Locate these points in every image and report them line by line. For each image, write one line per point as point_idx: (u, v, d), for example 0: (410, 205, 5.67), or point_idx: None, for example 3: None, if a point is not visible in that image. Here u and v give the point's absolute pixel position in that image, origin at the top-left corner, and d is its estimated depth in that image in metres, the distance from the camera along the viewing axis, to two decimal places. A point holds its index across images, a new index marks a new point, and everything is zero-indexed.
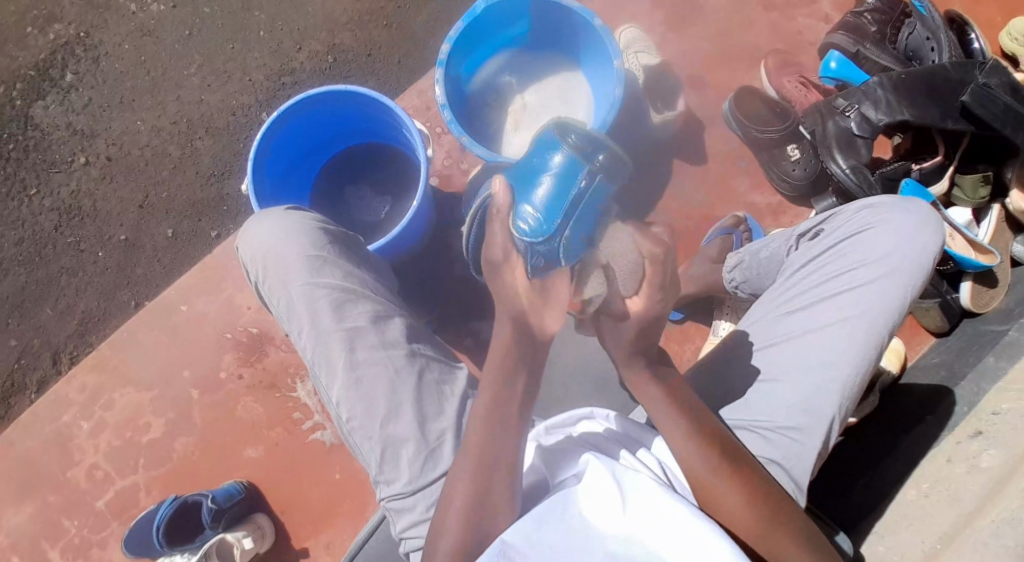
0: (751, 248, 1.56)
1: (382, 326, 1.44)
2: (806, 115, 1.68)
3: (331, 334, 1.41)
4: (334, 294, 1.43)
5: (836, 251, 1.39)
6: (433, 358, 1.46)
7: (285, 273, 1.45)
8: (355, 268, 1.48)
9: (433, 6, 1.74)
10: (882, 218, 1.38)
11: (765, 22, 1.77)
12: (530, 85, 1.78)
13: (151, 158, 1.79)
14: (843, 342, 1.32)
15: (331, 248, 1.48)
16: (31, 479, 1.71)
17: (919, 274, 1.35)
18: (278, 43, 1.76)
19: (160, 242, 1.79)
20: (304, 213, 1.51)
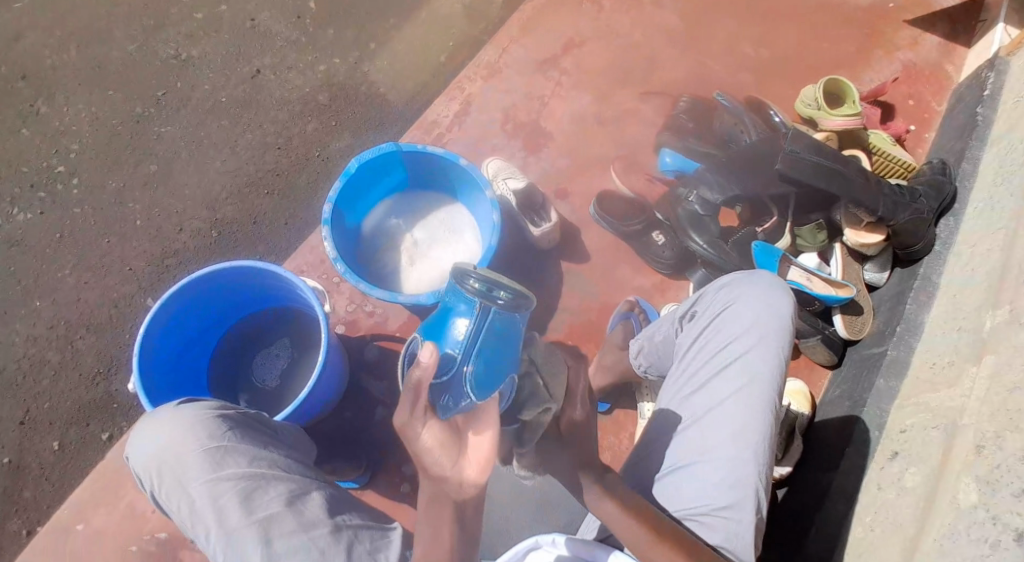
0: (646, 333, 1.64)
1: (300, 508, 1.38)
2: (659, 205, 1.91)
3: (243, 530, 1.34)
4: (240, 485, 1.37)
5: (709, 334, 1.48)
6: (358, 527, 1.42)
7: (185, 473, 1.37)
8: (261, 451, 1.42)
9: (308, 169, 1.82)
10: (735, 293, 1.48)
11: (608, 135, 1.98)
12: (416, 222, 1.87)
13: (30, 369, 1.69)
14: (740, 415, 1.41)
15: (230, 436, 1.41)
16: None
17: (782, 337, 1.45)
18: (157, 229, 1.77)
19: (47, 457, 1.64)
20: (200, 404, 1.43)
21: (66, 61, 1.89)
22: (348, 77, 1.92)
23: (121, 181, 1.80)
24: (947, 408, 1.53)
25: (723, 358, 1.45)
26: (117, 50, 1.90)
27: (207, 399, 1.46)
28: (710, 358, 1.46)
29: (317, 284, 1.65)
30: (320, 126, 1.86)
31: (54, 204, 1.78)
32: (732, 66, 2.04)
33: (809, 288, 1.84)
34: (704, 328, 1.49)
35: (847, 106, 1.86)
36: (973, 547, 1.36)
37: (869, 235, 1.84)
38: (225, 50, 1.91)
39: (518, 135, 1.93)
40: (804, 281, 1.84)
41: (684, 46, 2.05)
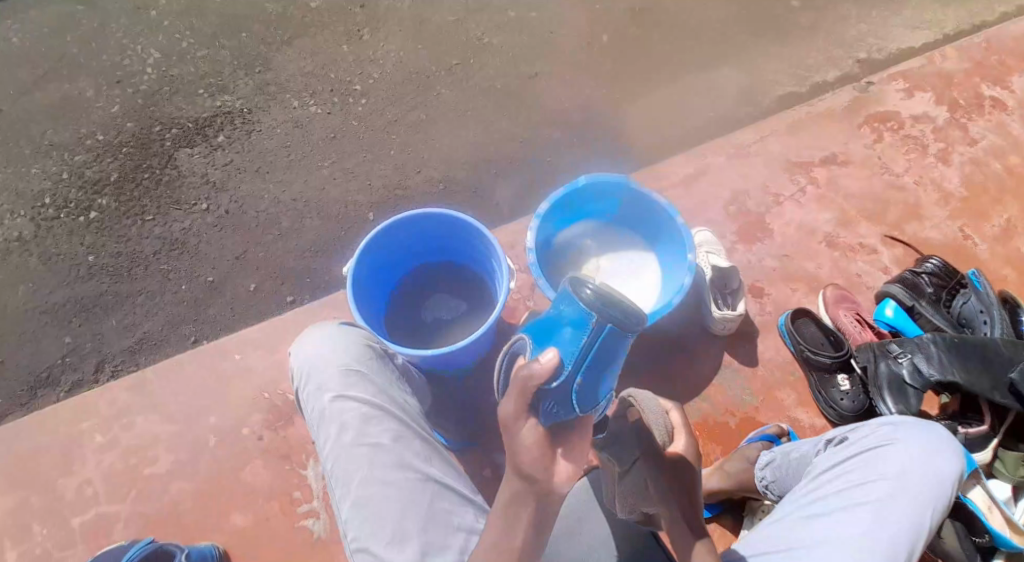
0: (782, 448, 1.65)
1: (403, 448, 1.51)
2: (860, 351, 1.83)
3: (354, 448, 1.50)
4: (363, 410, 1.52)
5: (859, 462, 1.49)
6: (444, 488, 1.51)
7: (323, 385, 1.55)
8: (387, 389, 1.58)
9: (540, 169, 2.00)
10: (902, 436, 1.49)
11: (827, 257, 1.96)
12: (606, 254, 1.97)
13: (262, 223, 1.92)
14: (865, 548, 1.39)
15: (367, 367, 1.58)
16: (25, 476, 1.69)
17: (942, 493, 1.45)
18: (402, 163, 1.99)
19: (240, 294, 1.86)
20: (354, 332, 1.63)
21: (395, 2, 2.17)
22: (606, 106, 2.08)
23: (395, 115, 2.04)
24: None
25: (866, 490, 1.45)
26: (436, 14, 2.16)
27: (361, 330, 1.66)
28: (851, 485, 1.46)
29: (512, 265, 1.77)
30: (571, 142, 2.03)
31: (340, 111, 2.04)
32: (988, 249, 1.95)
33: (984, 517, 1.55)
34: (855, 454, 1.50)
35: None
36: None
37: None
38: (519, 45, 2.13)
39: (741, 221, 1.97)
40: (986, 509, 1.55)
41: (947, 210, 1.98)
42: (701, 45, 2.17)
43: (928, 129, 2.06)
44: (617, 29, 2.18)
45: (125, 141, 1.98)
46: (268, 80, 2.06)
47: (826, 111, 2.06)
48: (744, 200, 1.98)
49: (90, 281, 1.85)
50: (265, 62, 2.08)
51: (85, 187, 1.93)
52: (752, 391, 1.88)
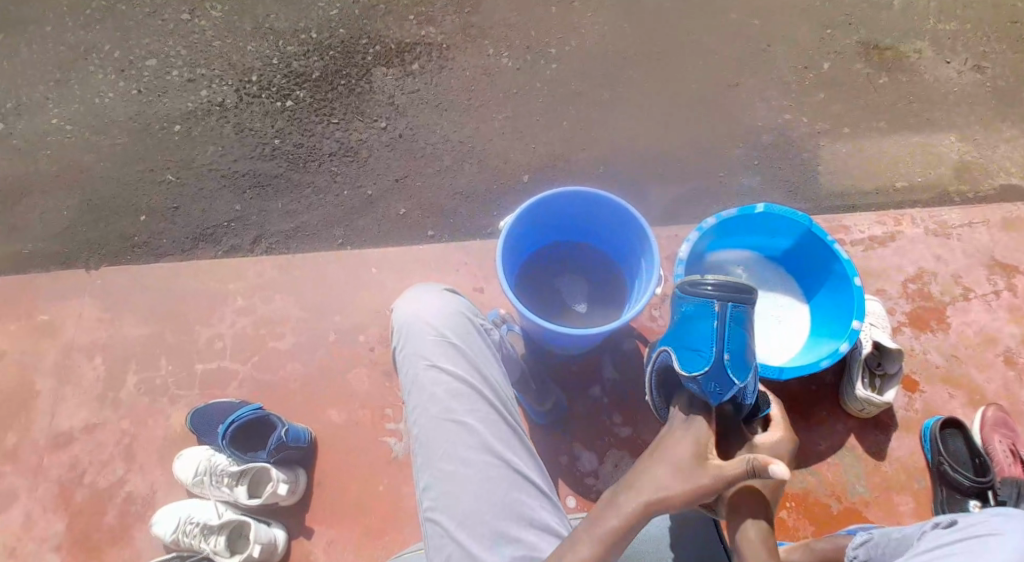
0: (879, 530, 1.47)
1: (488, 432, 1.44)
2: (1004, 485, 1.67)
3: (439, 423, 1.44)
4: (452, 386, 1.46)
5: (964, 551, 1.33)
6: (526, 477, 1.44)
7: (419, 349, 1.49)
8: (481, 364, 1.49)
9: (721, 185, 1.93)
10: (1012, 526, 1.33)
11: (999, 373, 1.78)
12: (756, 288, 1.88)
13: (427, 155, 1.99)
14: None
15: (464, 338, 1.50)
16: (168, 313, 1.84)
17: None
18: (571, 136, 1.98)
19: (391, 216, 1.94)
20: (456, 298, 1.54)
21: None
22: (808, 141, 1.97)
23: (580, 89, 2.02)
24: None
25: None
26: (667, 1, 2.10)
27: (462, 297, 1.57)
28: None
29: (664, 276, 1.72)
30: (761, 168, 1.94)
31: (530, 68, 2.04)
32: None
33: None
34: (961, 542, 1.34)
35: None
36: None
37: None
38: (736, 52, 2.05)
39: (916, 304, 1.81)
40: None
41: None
42: (938, 108, 1.99)
43: None
44: (849, 66, 2.03)
45: (332, 44, 2.07)
46: (471, 22, 2.08)
47: None
48: (926, 283, 1.82)
49: (270, 161, 1.98)
50: (477, 3, 2.10)
51: (289, 77, 2.05)
52: (866, 482, 1.73)
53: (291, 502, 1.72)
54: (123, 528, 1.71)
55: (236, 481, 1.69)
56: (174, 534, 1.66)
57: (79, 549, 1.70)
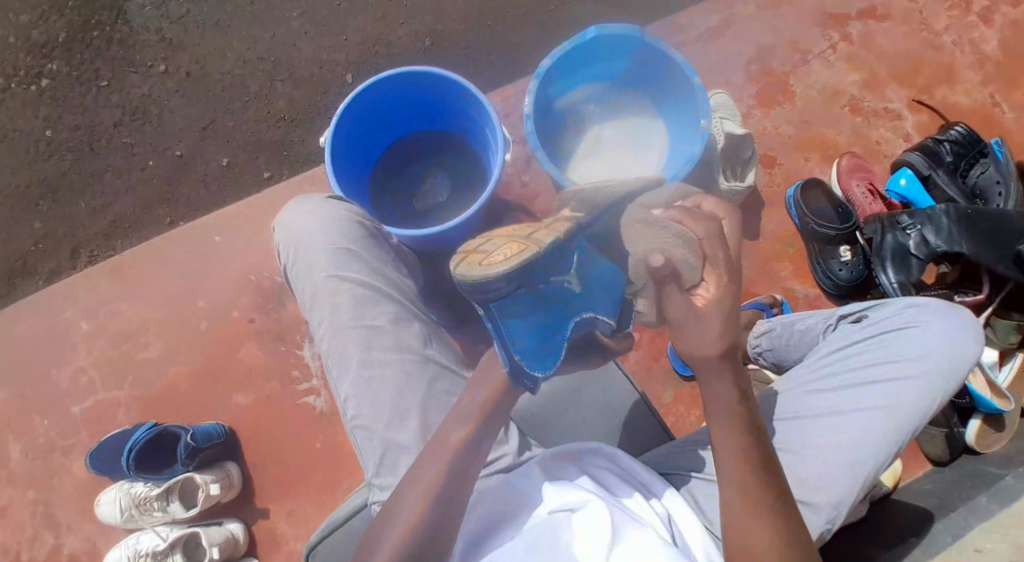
0: (786, 320, 1.60)
1: (400, 330, 1.50)
2: (867, 222, 1.76)
3: (348, 330, 1.49)
4: (356, 291, 1.51)
5: (871, 343, 1.41)
6: (445, 367, 1.51)
7: (314, 262, 1.54)
8: (380, 268, 1.55)
9: (540, 23, 1.81)
10: (924, 318, 1.41)
11: (848, 123, 1.80)
12: (614, 122, 1.84)
13: (228, 86, 1.80)
14: (861, 426, 1.33)
15: (358, 244, 1.56)
16: (15, 368, 1.72)
17: (953, 378, 1.37)
18: (383, 13, 1.80)
19: (213, 169, 1.80)
20: (345, 206, 1.59)
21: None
22: None
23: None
24: None
25: (873, 370, 1.38)
26: None
27: (353, 207, 1.63)
28: (862, 364, 1.39)
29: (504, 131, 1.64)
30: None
31: None
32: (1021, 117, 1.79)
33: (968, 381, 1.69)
34: (870, 334, 1.42)
35: None
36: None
37: None
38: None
39: (761, 82, 1.80)
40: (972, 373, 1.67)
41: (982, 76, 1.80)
42: None
43: None
44: None
45: None
46: None
47: None
48: (767, 58, 1.80)
49: (50, 160, 1.79)
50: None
51: (32, 51, 1.79)
52: (750, 262, 1.79)
53: (231, 498, 1.68)
54: None
55: (167, 498, 1.63)
56: None
57: None
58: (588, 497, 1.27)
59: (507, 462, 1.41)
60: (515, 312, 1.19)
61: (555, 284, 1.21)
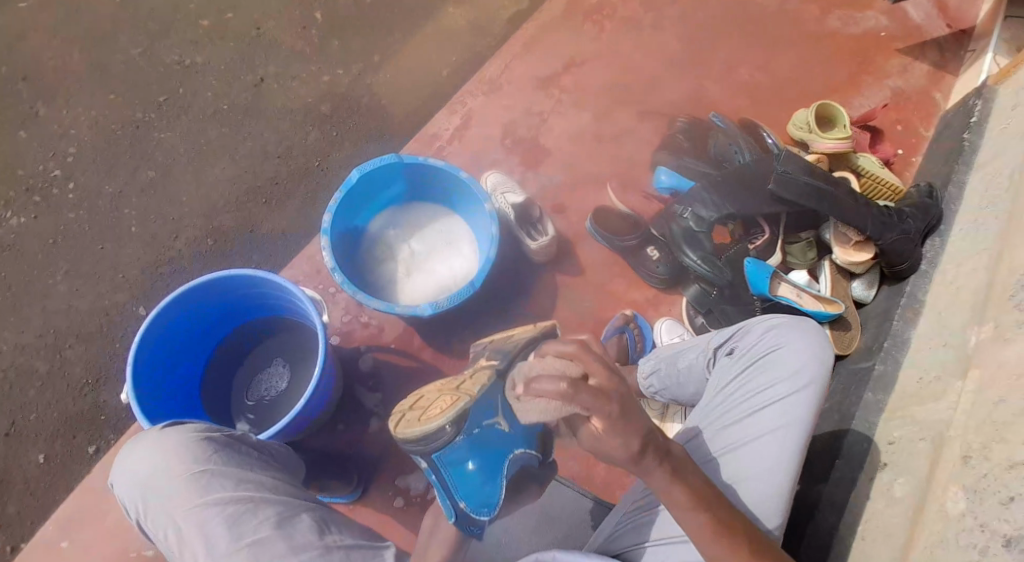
0: (667, 356, 1.69)
1: (289, 531, 1.49)
2: (655, 221, 1.92)
3: (233, 554, 1.45)
4: (228, 511, 1.47)
5: (750, 372, 1.54)
6: (347, 545, 1.52)
7: (173, 501, 1.48)
8: (245, 476, 1.52)
9: (306, 182, 1.82)
10: (785, 337, 1.54)
11: (602, 151, 1.97)
12: (416, 235, 1.85)
13: (16, 378, 1.66)
14: (769, 453, 1.47)
15: (215, 460, 1.52)
16: None
17: (828, 381, 1.51)
18: (152, 235, 1.75)
19: (31, 471, 1.61)
20: (184, 429, 1.54)
21: (68, 64, 1.90)
22: (353, 88, 1.94)
23: (118, 187, 1.78)
24: (936, 420, 1.66)
25: (762, 397, 1.51)
26: (139, 59, 1.91)
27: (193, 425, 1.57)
28: (751, 393, 1.51)
29: (313, 291, 1.62)
30: (335, 137, 1.88)
31: (48, 210, 1.76)
32: (726, 87, 2.06)
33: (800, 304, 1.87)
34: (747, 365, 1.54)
35: (839, 130, 1.90)
36: (965, 551, 1.47)
37: (857, 253, 1.90)
38: (228, 57, 1.93)
39: (519, 149, 1.93)
40: (795, 298, 1.87)
41: (682, 68, 2.06)
42: None
43: (633, 6, 2.10)
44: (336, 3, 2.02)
45: None
46: None
47: (550, 11, 2.05)
48: (514, 127, 1.95)
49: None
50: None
51: None
52: (587, 298, 1.89)
53: None
54: None
55: None
56: None
57: None
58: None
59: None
60: (453, 461, 1.39)
61: (491, 423, 1.40)
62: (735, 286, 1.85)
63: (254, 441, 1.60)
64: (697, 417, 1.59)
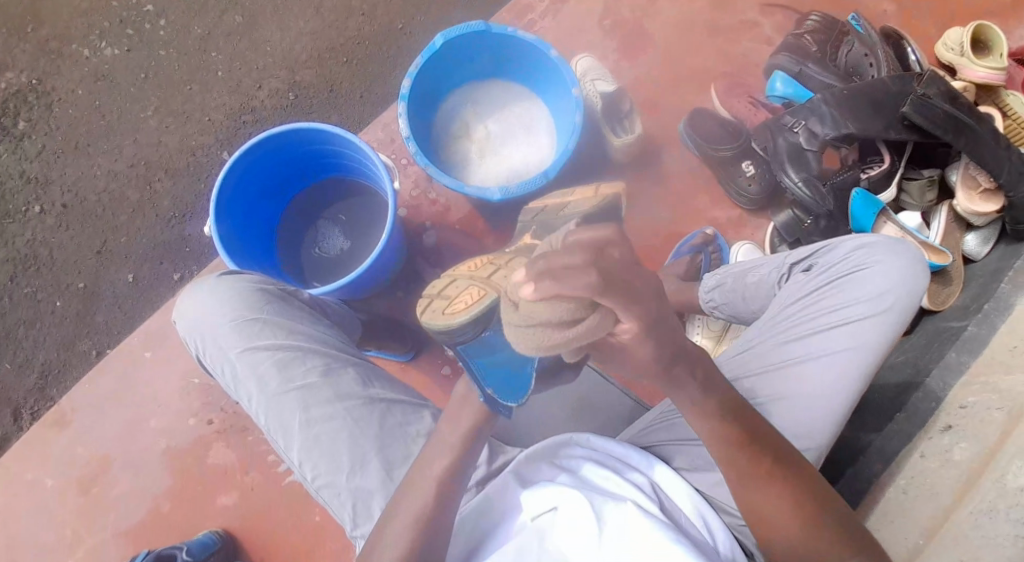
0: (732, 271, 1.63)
1: (333, 380, 1.50)
2: (758, 133, 1.79)
3: (279, 396, 1.47)
4: (277, 356, 1.50)
5: (824, 290, 1.49)
6: (392, 400, 1.51)
7: (226, 344, 1.52)
8: (294, 327, 1.53)
9: (390, 43, 1.82)
10: (875, 257, 1.48)
11: (711, 47, 1.87)
12: (494, 114, 1.83)
13: (108, 203, 1.79)
14: (825, 375, 1.43)
15: (268, 309, 1.54)
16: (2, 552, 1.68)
17: (910, 308, 1.46)
18: (237, 82, 1.80)
19: (121, 288, 1.77)
20: (242, 280, 1.57)
21: None
22: None
23: (206, 28, 1.82)
24: (1018, 393, 1.54)
25: (831, 317, 1.46)
26: None
27: (252, 277, 1.61)
28: (818, 313, 1.47)
29: (386, 160, 1.64)
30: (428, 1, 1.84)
31: (139, 43, 1.82)
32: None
33: None
34: (822, 282, 1.50)
35: (996, 58, 1.68)
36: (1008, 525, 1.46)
37: (983, 203, 1.70)
38: None
39: (620, 34, 1.86)
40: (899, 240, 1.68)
41: None
42: None
43: None
44: None
45: None
46: (45, 35, 1.83)
47: None
48: (617, 11, 1.86)
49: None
50: (35, 14, 1.84)
51: None
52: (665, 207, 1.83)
53: None
54: None
55: None
56: None
57: None
58: (566, 492, 1.37)
59: (488, 470, 1.56)
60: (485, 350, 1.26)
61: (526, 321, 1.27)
62: (834, 216, 1.73)
63: (306, 298, 1.61)
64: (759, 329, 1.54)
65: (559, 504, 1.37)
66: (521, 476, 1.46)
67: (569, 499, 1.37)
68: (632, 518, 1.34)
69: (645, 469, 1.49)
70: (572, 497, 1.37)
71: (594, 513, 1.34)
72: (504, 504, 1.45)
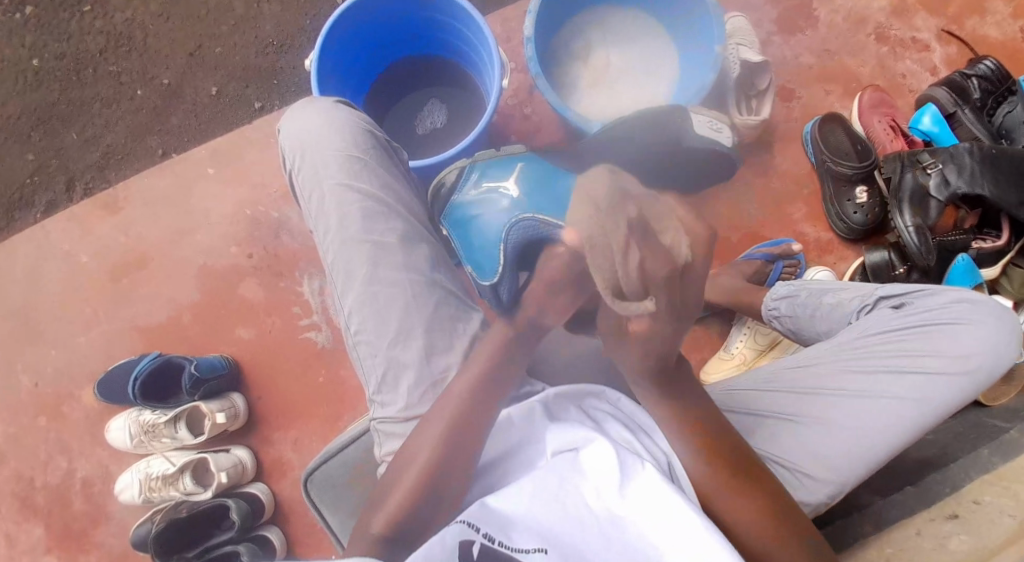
0: (813, 287, 1.56)
1: (407, 248, 1.42)
2: (887, 159, 1.66)
3: (355, 241, 1.41)
4: (366, 202, 1.43)
5: (913, 331, 1.40)
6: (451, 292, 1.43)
7: (321, 170, 1.45)
8: (390, 183, 1.47)
9: None
10: (975, 315, 1.38)
11: (873, 52, 1.72)
12: (621, 46, 1.74)
13: (213, 9, 1.79)
14: (880, 415, 1.34)
15: (371, 155, 1.47)
16: (25, 309, 1.75)
17: (992, 375, 1.37)
18: None
19: (202, 98, 1.79)
20: (356, 115, 1.50)
21: None
22: None
23: None
24: None
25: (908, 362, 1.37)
26: None
27: (365, 117, 1.54)
28: (895, 353, 1.39)
29: (504, 58, 1.59)
30: None
31: None
32: None
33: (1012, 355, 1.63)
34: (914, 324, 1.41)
35: None
36: None
37: None
38: None
39: (779, 7, 1.72)
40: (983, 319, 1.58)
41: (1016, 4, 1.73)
42: None
43: None
44: None
45: None
46: None
47: None
48: None
49: (39, 90, 1.79)
50: None
51: None
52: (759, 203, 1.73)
53: (236, 428, 1.74)
54: (97, 506, 1.71)
55: (174, 425, 1.71)
56: (143, 494, 1.66)
57: (64, 540, 1.69)
58: (594, 434, 1.18)
59: (512, 392, 1.31)
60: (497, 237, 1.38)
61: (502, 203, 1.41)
62: (928, 275, 1.64)
63: (406, 165, 1.56)
64: (827, 346, 1.45)
65: (583, 445, 1.19)
66: (549, 409, 1.25)
67: (596, 442, 1.17)
68: (652, 488, 1.14)
69: (669, 448, 1.23)
70: (600, 443, 1.17)
71: (618, 467, 1.15)
72: (523, 431, 1.24)
